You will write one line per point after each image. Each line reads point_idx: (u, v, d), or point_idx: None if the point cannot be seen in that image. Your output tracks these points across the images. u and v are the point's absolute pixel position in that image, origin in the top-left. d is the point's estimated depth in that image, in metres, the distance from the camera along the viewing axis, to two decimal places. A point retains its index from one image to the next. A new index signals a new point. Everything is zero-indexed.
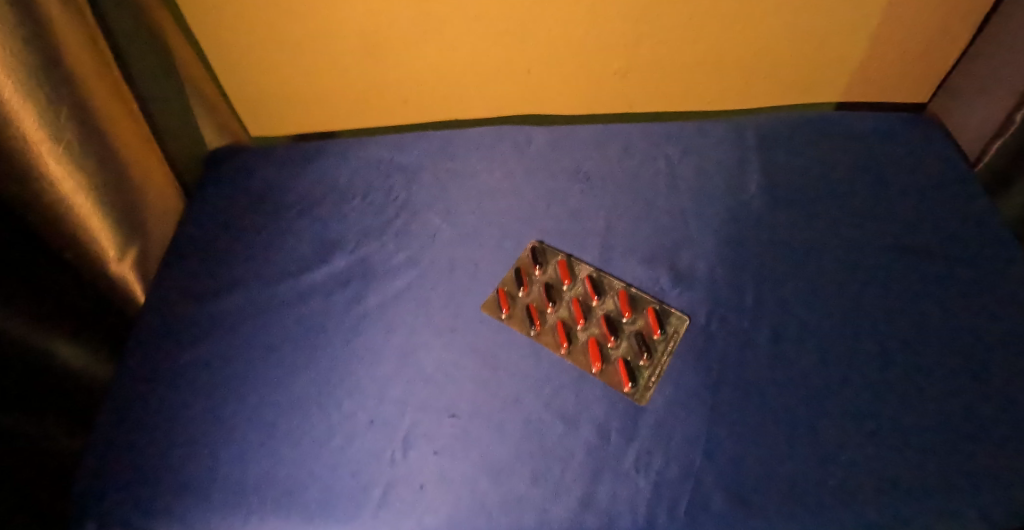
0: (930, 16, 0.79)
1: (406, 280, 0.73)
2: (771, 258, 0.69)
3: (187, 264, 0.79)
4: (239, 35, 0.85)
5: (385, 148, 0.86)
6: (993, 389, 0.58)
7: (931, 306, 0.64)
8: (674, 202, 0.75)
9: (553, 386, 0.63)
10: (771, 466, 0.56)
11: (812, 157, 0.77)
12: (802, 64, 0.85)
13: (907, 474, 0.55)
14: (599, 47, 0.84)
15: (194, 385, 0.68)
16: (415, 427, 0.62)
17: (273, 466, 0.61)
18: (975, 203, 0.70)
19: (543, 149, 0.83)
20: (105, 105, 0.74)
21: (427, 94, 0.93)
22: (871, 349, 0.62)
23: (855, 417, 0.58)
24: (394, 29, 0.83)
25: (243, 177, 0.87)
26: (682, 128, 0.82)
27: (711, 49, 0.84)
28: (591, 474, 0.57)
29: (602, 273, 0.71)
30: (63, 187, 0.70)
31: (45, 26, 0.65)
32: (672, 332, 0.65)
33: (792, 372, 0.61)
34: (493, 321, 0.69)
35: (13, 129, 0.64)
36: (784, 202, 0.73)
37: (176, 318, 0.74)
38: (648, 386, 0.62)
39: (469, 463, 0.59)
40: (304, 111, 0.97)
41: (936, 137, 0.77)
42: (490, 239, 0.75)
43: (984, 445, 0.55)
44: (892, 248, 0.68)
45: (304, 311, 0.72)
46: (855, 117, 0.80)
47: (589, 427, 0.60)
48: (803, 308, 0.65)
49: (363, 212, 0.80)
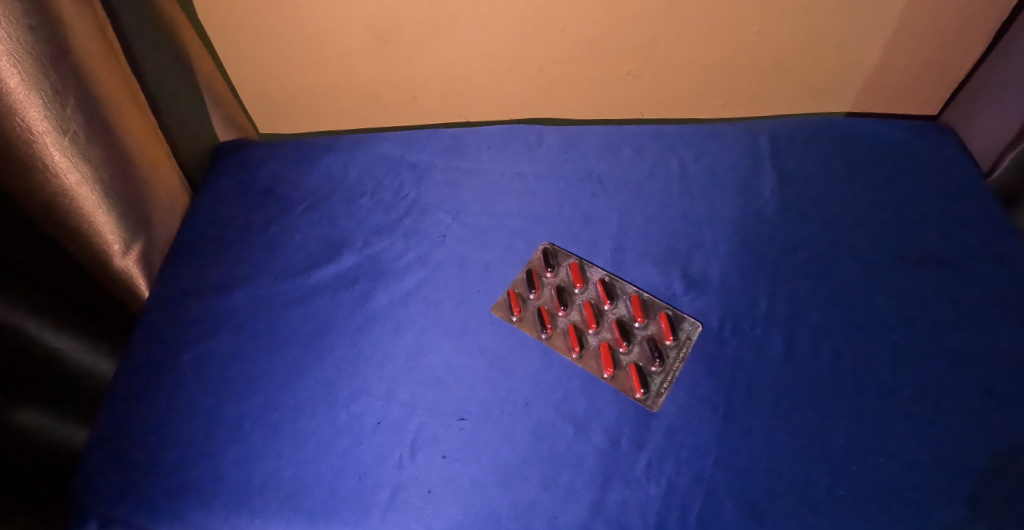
0: (948, 23, 0.78)
1: (415, 280, 0.72)
2: (783, 264, 0.68)
3: (193, 259, 0.78)
4: (248, 28, 0.83)
5: (396, 146, 0.85)
6: (1006, 401, 0.57)
7: (945, 315, 0.63)
8: (687, 207, 0.75)
9: (564, 390, 0.62)
10: (784, 474, 0.55)
11: (826, 164, 0.76)
12: (817, 69, 0.84)
13: (923, 486, 0.54)
14: (613, 47, 0.82)
15: (198, 382, 0.67)
16: (423, 430, 0.61)
17: (278, 466, 0.60)
18: (989, 213, 0.70)
19: (555, 149, 0.82)
20: (115, 96, 0.73)
21: (437, 93, 0.91)
22: (885, 358, 0.61)
23: (869, 427, 0.57)
24: (404, 24, 0.82)
25: (250, 171, 0.86)
26: (696, 132, 0.81)
27: (725, 52, 0.83)
28: (601, 480, 0.57)
29: (614, 277, 0.70)
30: (67, 179, 0.69)
31: (55, 17, 0.63)
32: (684, 338, 0.64)
33: (805, 380, 0.60)
34: (503, 323, 0.68)
35: (14, 121, 0.63)
36: (797, 209, 0.73)
37: (181, 313, 0.73)
38: (660, 392, 0.61)
39: (477, 468, 0.58)
40: (311, 107, 0.95)
41: (950, 145, 0.76)
42: (501, 239, 0.75)
43: (996, 455, 0.55)
44: (906, 257, 0.68)
45: (310, 309, 0.71)
46: (871, 125, 0.79)
47: (600, 432, 0.59)
48: (816, 316, 0.65)
49: (373, 209, 0.79)
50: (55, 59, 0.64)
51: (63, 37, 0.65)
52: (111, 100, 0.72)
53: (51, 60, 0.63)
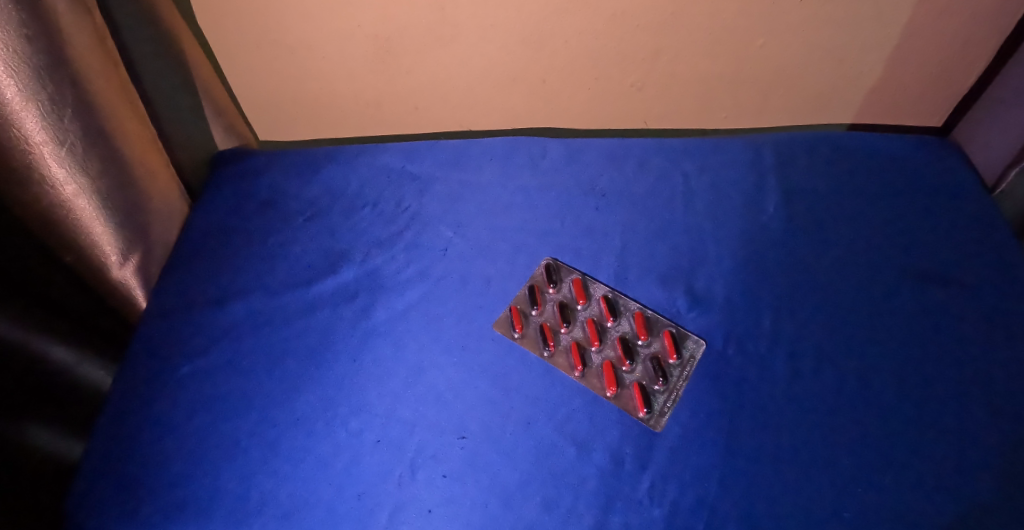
0: (954, 36, 0.77)
1: (416, 294, 0.71)
2: (788, 283, 0.68)
3: (191, 270, 0.77)
4: (247, 37, 0.82)
5: (397, 156, 0.84)
6: (1010, 422, 0.57)
7: (949, 334, 0.63)
8: (690, 223, 0.74)
9: (566, 409, 0.61)
10: (788, 495, 0.55)
11: (831, 180, 0.76)
12: (821, 82, 0.84)
13: (926, 508, 0.53)
14: (616, 59, 0.82)
15: (195, 397, 0.66)
16: (423, 449, 0.60)
17: (276, 483, 0.60)
18: (994, 230, 0.69)
19: (557, 162, 0.82)
20: (113, 107, 0.72)
21: (439, 102, 0.91)
22: (889, 378, 0.60)
23: (873, 449, 0.57)
24: (407, 34, 0.81)
25: (250, 181, 0.85)
26: (700, 144, 0.81)
27: (729, 65, 0.82)
28: (604, 502, 0.56)
29: (617, 293, 0.69)
30: (64, 190, 0.68)
31: (54, 27, 0.63)
32: (689, 357, 0.63)
33: (809, 401, 0.60)
34: (504, 339, 0.67)
35: (12, 132, 0.62)
36: (802, 226, 0.72)
37: (179, 326, 0.72)
38: (663, 412, 0.60)
39: (478, 488, 0.58)
40: (312, 115, 0.94)
41: (953, 161, 0.76)
42: (502, 254, 0.74)
43: (999, 475, 0.54)
44: (911, 275, 0.67)
45: (308, 324, 0.70)
46: (876, 139, 0.79)
47: (602, 451, 0.59)
48: (821, 334, 0.64)
49: (374, 220, 0.79)
50: (53, 70, 0.63)
51: (62, 48, 0.64)
52: (110, 110, 0.71)
53: (49, 69, 0.63)
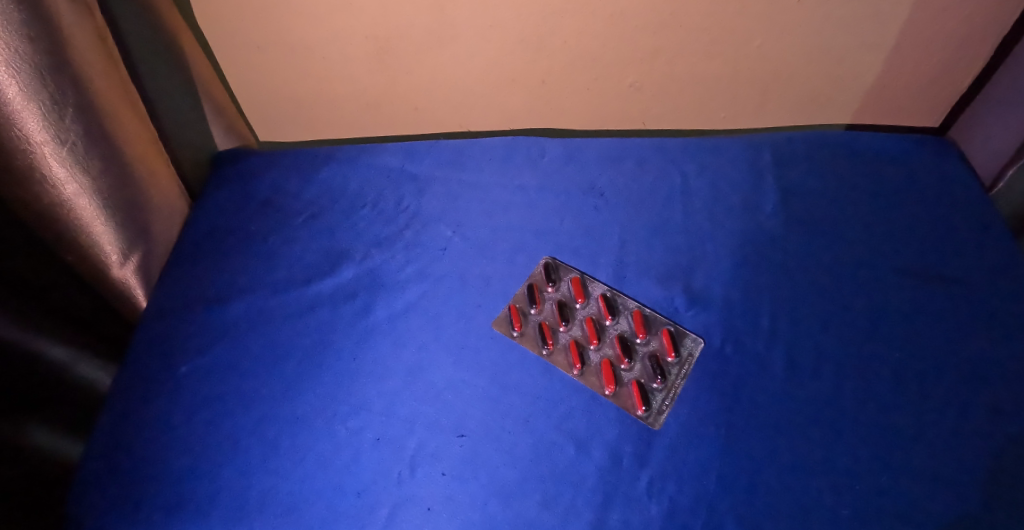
0: (952, 37, 0.77)
1: (416, 293, 0.72)
2: (786, 282, 0.68)
3: (192, 269, 0.78)
4: (247, 38, 0.83)
5: (397, 156, 0.84)
6: (1006, 420, 0.57)
7: (946, 333, 0.63)
8: (689, 222, 0.74)
9: (565, 407, 0.62)
10: (786, 493, 0.55)
11: (828, 180, 0.76)
12: (819, 82, 0.84)
13: (923, 505, 0.53)
14: (615, 59, 0.82)
15: (196, 395, 0.66)
16: (423, 447, 0.61)
17: (276, 481, 0.60)
18: (991, 229, 0.69)
19: (556, 162, 0.82)
20: (114, 107, 0.72)
21: (439, 102, 0.91)
22: (886, 377, 0.61)
23: (871, 447, 0.57)
24: (406, 35, 0.81)
25: (250, 181, 0.86)
26: (698, 144, 0.81)
27: (727, 65, 0.82)
28: (603, 499, 0.56)
29: (616, 292, 0.70)
30: (65, 189, 0.69)
31: (56, 28, 0.63)
32: (687, 356, 0.64)
33: (807, 400, 0.60)
34: (503, 337, 0.67)
35: (13, 131, 0.63)
36: (800, 226, 0.72)
37: (179, 325, 0.72)
38: (662, 410, 0.60)
39: (478, 485, 0.58)
40: (311, 116, 0.95)
41: (950, 161, 0.76)
42: (502, 253, 0.74)
43: (995, 473, 0.55)
44: (908, 274, 0.67)
45: (308, 323, 0.71)
46: (874, 139, 0.79)
47: (601, 450, 0.59)
48: (818, 333, 0.64)
49: (374, 219, 0.79)
50: (54, 70, 0.63)
51: (63, 49, 0.64)
52: (111, 110, 0.72)
53: (50, 70, 0.63)
